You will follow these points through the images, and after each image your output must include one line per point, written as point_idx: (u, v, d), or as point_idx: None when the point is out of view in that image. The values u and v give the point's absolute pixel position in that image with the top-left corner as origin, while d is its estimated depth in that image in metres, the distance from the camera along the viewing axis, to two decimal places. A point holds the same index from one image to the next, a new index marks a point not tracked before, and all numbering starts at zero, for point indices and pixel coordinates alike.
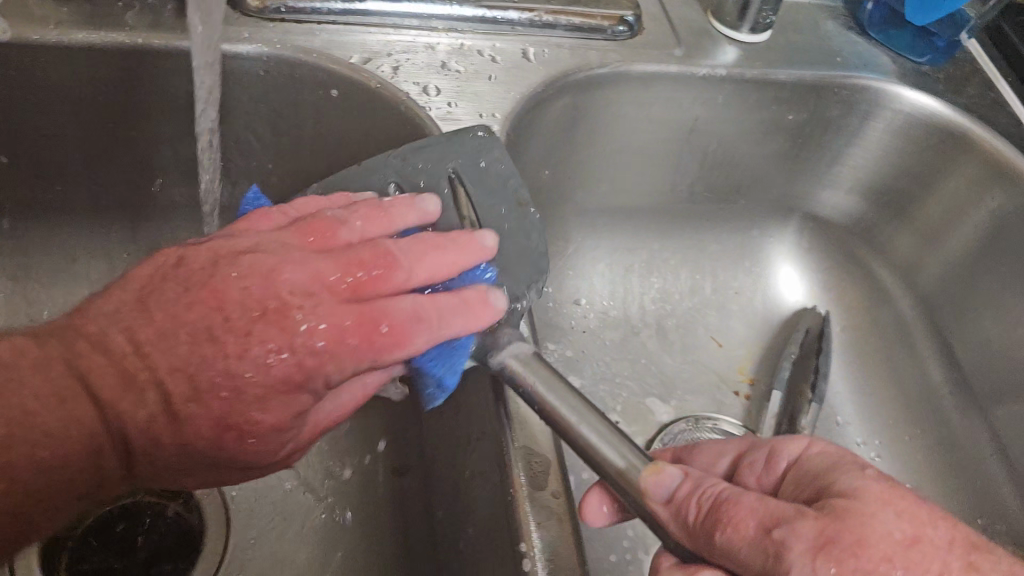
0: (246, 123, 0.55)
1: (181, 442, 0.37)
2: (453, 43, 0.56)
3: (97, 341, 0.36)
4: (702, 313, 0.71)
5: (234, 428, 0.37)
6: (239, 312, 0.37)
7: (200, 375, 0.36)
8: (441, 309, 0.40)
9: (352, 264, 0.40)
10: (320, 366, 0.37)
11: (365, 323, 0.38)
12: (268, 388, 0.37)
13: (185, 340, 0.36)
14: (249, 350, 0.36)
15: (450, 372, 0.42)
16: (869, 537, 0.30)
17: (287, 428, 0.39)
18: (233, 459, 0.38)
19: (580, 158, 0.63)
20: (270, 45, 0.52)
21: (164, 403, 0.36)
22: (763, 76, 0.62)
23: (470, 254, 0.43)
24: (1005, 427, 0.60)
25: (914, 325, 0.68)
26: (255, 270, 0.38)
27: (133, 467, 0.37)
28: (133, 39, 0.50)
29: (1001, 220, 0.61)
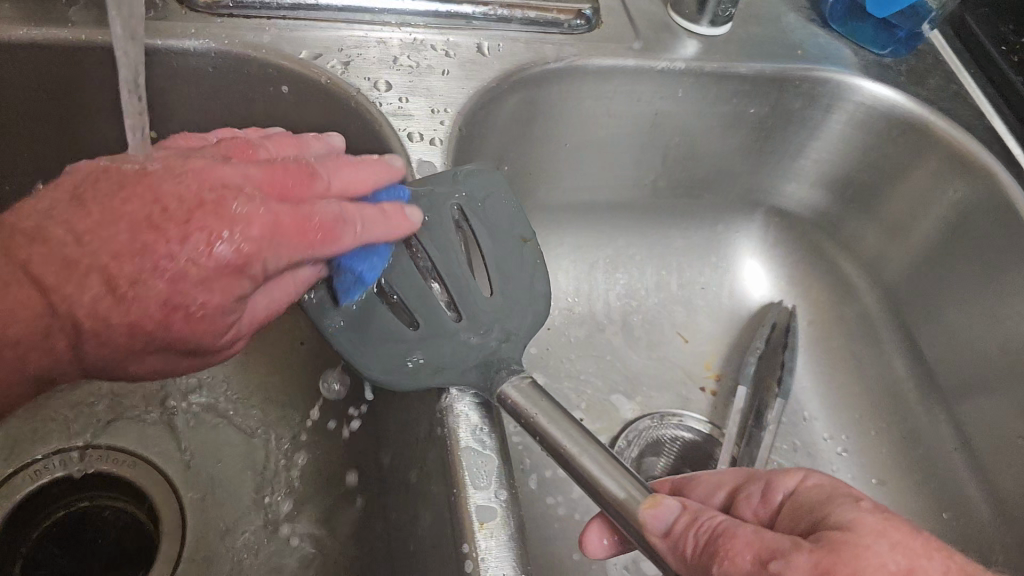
0: (198, 121, 0.55)
1: (128, 323, 0.38)
2: (407, 38, 0.56)
3: (34, 233, 0.37)
4: (668, 308, 0.71)
5: (180, 309, 0.38)
6: (178, 203, 0.38)
7: (148, 258, 0.37)
8: (359, 217, 0.41)
9: (275, 169, 0.41)
10: (255, 257, 0.38)
11: (300, 223, 0.39)
12: (206, 274, 0.38)
13: (128, 227, 0.37)
14: (189, 237, 0.37)
15: (369, 267, 0.44)
16: (864, 567, 0.30)
17: (222, 314, 0.40)
18: (182, 340, 0.40)
19: (540, 153, 0.63)
20: (217, 41, 0.51)
21: (106, 287, 0.37)
22: (723, 70, 0.61)
23: (379, 172, 0.45)
24: (969, 421, 0.60)
25: (880, 319, 0.68)
26: (191, 171, 0.39)
27: (82, 347, 0.38)
28: (76, 36, 0.49)
29: (963, 212, 0.61)
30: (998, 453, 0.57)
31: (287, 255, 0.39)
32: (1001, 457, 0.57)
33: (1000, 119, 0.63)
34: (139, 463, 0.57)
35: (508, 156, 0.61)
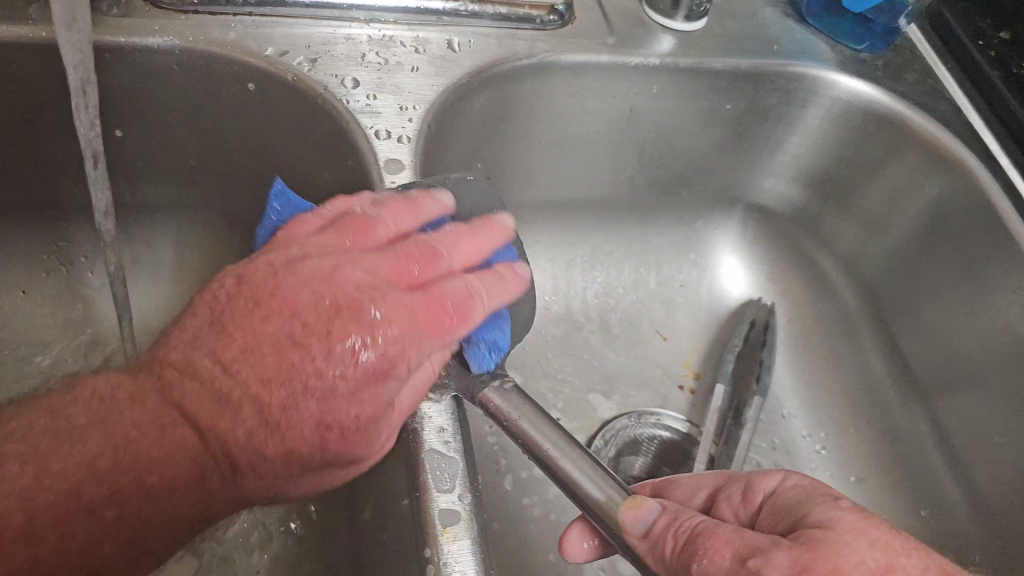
0: (164, 119, 0.54)
1: (284, 449, 0.35)
2: (376, 34, 0.55)
3: (185, 366, 0.36)
4: (646, 307, 0.70)
5: (334, 426, 0.35)
6: (319, 317, 0.36)
7: (294, 379, 0.35)
8: (485, 290, 0.41)
9: (398, 260, 0.40)
10: (405, 352, 0.36)
11: (433, 307, 0.38)
12: (357, 383, 0.35)
13: (269, 349, 0.35)
14: (332, 350, 0.35)
15: (500, 335, 0.43)
16: (843, 565, 0.30)
17: (379, 425, 0.37)
18: (333, 462, 0.36)
19: (515, 150, 0.62)
20: (181, 38, 0.50)
21: (259, 416, 0.35)
22: (698, 65, 0.61)
23: (493, 234, 0.44)
24: (946, 418, 0.60)
25: (859, 316, 0.68)
26: (315, 272, 0.38)
27: (240, 485, 0.36)
28: (37, 34, 0.48)
29: (941, 207, 0.60)
30: (974, 449, 0.57)
31: (433, 345, 0.38)
32: (979, 453, 0.56)
33: (976, 114, 0.63)
34: None
35: (482, 154, 0.60)
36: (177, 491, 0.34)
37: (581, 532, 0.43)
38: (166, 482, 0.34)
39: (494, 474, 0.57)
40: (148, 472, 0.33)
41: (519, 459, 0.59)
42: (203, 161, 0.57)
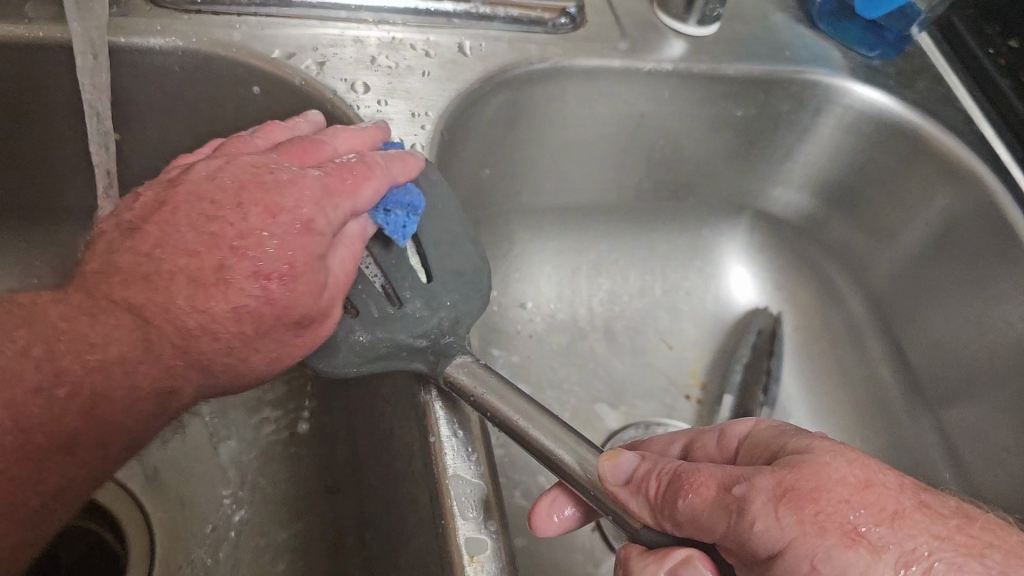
0: (164, 122, 0.52)
1: (231, 306, 0.37)
2: (385, 36, 0.53)
3: (103, 269, 0.37)
4: (652, 314, 0.69)
5: (271, 275, 0.37)
6: (231, 194, 0.37)
7: (220, 245, 0.36)
8: (379, 156, 0.41)
9: (292, 152, 0.40)
10: (314, 209, 0.37)
11: (333, 177, 0.39)
12: (284, 235, 0.37)
13: (185, 226, 0.37)
14: (247, 214, 0.37)
15: (415, 196, 0.43)
16: (826, 484, 0.30)
17: (318, 274, 0.38)
18: (289, 312, 0.38)
19: (521, 156, 0.61)
20: (184, 39, 0.48)
21: (194, 283, 0.36)
22: (712, 71, 0.59)
23: (372, 134, 0.44)
24: (954, 429, 0.59)
25: (866, 326, 0.67)
26: (213, 168, 0.39)
27: (189, 348, 0.37)
28: (32, 33, 0.46)
29: (951, 218, 0.60)
30: (984, 460, 0.56)
31: (345, 204, 0.39)
32: (985, 462, 0.56)
33: (987, 122, 0.62)
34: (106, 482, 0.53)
35: (490, 159, 0.59)
36: (125, 367, 0.36)
37: (550, 505, 0.42)
38: (114, 357, 0.36)
39: (500, 486, 0.56)
40: (88, 351, 0.36)
41: (527, 470, 0.57)
42: None
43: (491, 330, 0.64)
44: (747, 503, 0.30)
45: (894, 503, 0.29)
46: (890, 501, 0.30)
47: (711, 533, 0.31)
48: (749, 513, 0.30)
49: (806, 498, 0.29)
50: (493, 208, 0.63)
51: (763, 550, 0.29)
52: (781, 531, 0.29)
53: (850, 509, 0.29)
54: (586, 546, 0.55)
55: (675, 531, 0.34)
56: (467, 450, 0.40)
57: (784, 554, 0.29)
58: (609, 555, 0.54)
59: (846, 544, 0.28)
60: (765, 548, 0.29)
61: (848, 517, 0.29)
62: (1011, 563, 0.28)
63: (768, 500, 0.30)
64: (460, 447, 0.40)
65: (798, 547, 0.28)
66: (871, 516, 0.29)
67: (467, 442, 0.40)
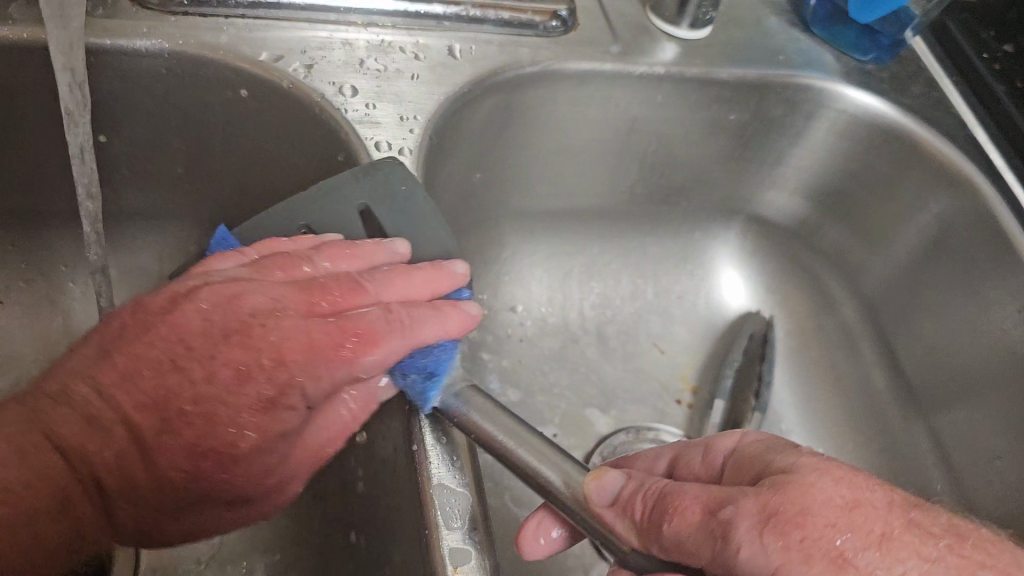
0: (150, 124, 0.52)
1: (153, 474, 0.36)
2: (374, 39, 0.53)
3: (60, 395, 0.35)
4: (644, 318, 0.68)
5: (205, 453, 0.36)
6: (207, 338, 0.37)
7: (170, 407, 0.36)
8: (409, 317, 0.40)
9: (318, 294, 0.39)
10: (282, 386, 0.37)
11: (337, 334, 0.38)
12: (249, 411, 0.36)
13: (151, 369, 0.36)
14: (214, 373, 0.36)
15: (437, 361, 0.41)
16: (813, 507, 0.29)
17: (270, 450, 0.38)
18: (211, 489, 0.37)
19: (512, 159, 0.60)
20: (172, 41, 0.48)
21: (133, 441, 0.35)
22: (704, 75, 0.59)
23: (441, 279, 0.43)
24: (946, 435, 0.59)
25: (859, 331, 0.67)
26: (212, 301, 0.38)
27: (105, 502, 0.35)
28: (17, 35, 0.45)
29: (943, 224, 0.60)
30: (976, 467, 0.56)
31: (336, 370, 0.38)
32: (978, 470, 0.56)
33: (981, 129, 0.62)
34: None
35: (480, 162, 0.59)
36: (43, 517, 0.33)
37: (536, 527, 0.42)
38: (30, 506, 0.32)
39: (489, 491, 0.55)
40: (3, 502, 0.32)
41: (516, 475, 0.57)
42: (191, 167, 0.54)
43: (481, 334, 0.63)
44: (732, 529, 0.30)
45: (882, 525, 0.29)
46: (878, 524, 0.29)
47: (699, 558, 0.31)
48: (735, 540, 0.30)
49: (791, 523, 0.29)
50: (485, 211, 0.63)
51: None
52: (767, 557, 0.28)
53: (837, 533, 0.28)
54: (575, 552, 0.54)
55: (664, 555, 0.34)
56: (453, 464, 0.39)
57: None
58: (598, 560, 0.54)
59: (833, 571, 0.27)
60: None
61: (835, 542, 0.28)
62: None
63: (754, 524, 0.29)
64: (446, 460, 0.40)
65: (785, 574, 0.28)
66: (858, 540, 0.28)
67: (453, 455, 0.40)
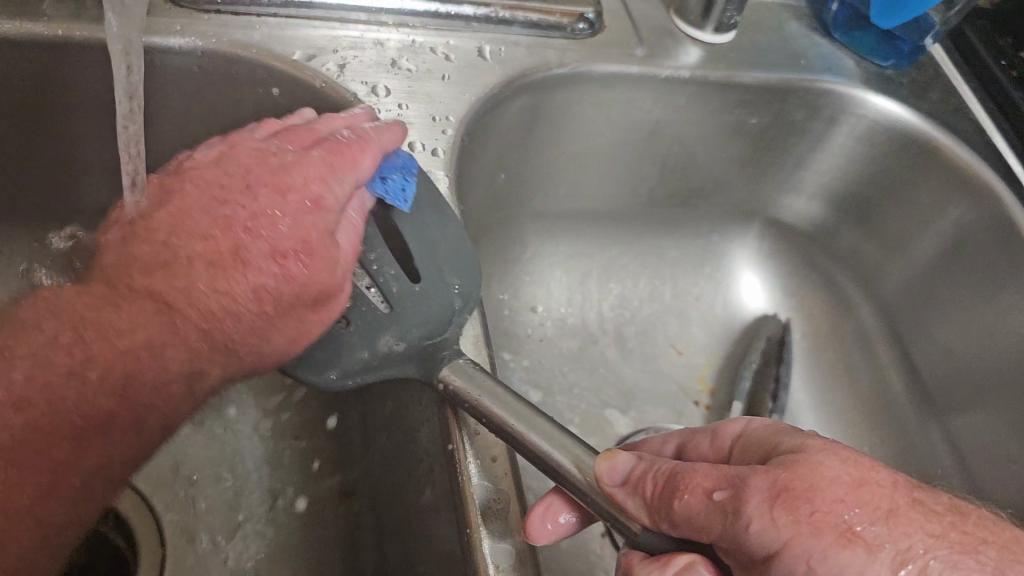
0: (180, 121, 0.52)
1: (250, 287, 0.38)
2: (405, 39, 0.53)
3: (127, 260, 0.38)
4: (662, 320, 0.68)
5: (289, 258, 0.38)
6: (238, 176, 0.41)
7: (233, 229, 0.38)
8: (375, 134, 0.43)
9: (287, 172, 0.40)
10: (320, 186, 0.40)
11: (336, 150, 0.41)
12: (293, 216, 0.39)
13: (199, 212, 0.39)
14: (258, 196, 0.39)
15: (407, 158, 0.45)
16: (820, 484, 0.30)
17: (335, 250, 0.40)
18: (306, 296, 0.39)
19: (537, 160, 0.61)
20: (204, 39, 0.48)
21: (215, 263, 0.38)
22: (727, 78, 0.59)
23: (373, 120, 0.44)
24: (965, 438, 0.59)
25: (877, 336, 0.67)
26: (215, 159, 0.42)
27: (212, 331, 0.38)
28: (52, 31, 0.45)
29: (964, 230, 0.60)
30: (995, 471, 0.56)
31: (348, 180, 0.41)
32: (994, 472, 0.56)
33: (999, 135, 0.62)
34: None
35: (505, 163, 0.59)
36: (156, 349, 0.37)
37: (546, 512, 0.39)
38: (142, 341, 0.36)
39: None
40: (117, 341, 0.36)
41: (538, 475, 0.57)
42: None
43: (501, 334, 0.63)
44: (741, 504, 0.31)
45: (890, 502, 0.30)
46: (884, 500, 0.30)
47: (707, 534, 0.32)
48: (745, 515, 0.30)
49: (802, 497, 0.30)
50: (508, 211, 0.63)
51: (761, 551, 0.30)
52: (777, 531, 0.29)
53: (846, 509, 0.29)
54: (598, 552, 0.54)
55: (672, 534, 0.34)
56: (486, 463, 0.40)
57: (782, 554, 0.29)
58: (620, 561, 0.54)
59: (842, 544, 0.29)
60: (763, 549, 0.30)
61: (844, 516, 0.29)
62: (1007, 560, 0.29)
63: (765, 499, 0.30)
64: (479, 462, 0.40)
65: (796, 547, 0.29)
66: (866, 515, 0.29)
67: (484, 454, 0.40)
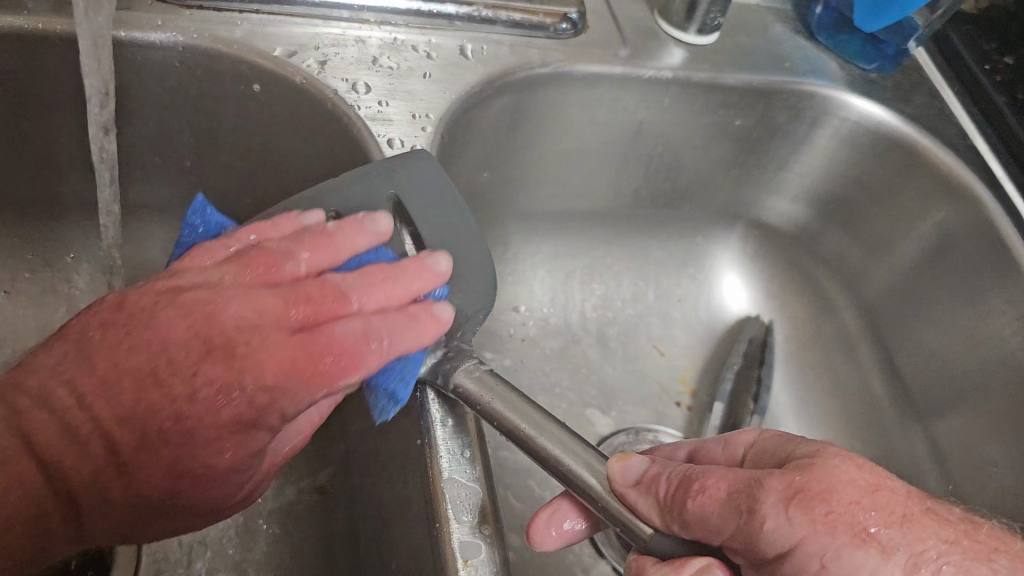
0: (162, 116, 0.52)
1: (134, 493, 0.35)
2: (387, 37, 0.53)
3: (39, 396, 0.34)
4: (644, 320, 0.69)
5: (185, 476, 0.36)
6: (188, 350, 0.36)
7: (151, 429, 0.35)
8: (387, 334, 0.39)
9: (236, 360, 0.36)
10: (281, 397, 0.37)
11: (313, 356, 0.37)
12: (223, 433, 0.36)
13: (129, 382, 0.35)
14: (196, 390, 0.36)
15: (404, 388, 0.41)
16: (837, 486, 0.31)
17: (235, 479, 0.38)
18: (183, 505, 0.37)
19: (520, 159, 0.61)
20: (185, 34, 0.48)
21: (110, 451, 0.35)
22: (710, 80, 0.60)
23: (417, 279, 0.42)
24: (944, 441, 0.59)
25: (858, 336, 0.67)
26: (191, 318, 0.37)
27: (83, 518, 0.35)
28: (33, 24, 0.46)
29: (944, 232, 0.60)
30: (974, 474, 0.57)
31: (317, 393, 0.37)
32: (972, 474, 0.57)
33: (982, 139, 0.62)
34: None
35: (489, 162, 0.59)
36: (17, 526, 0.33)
37: (551, 517, 0.42)
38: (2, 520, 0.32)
39: None
40: None
41: (518, 474, 0.57)
42: (200, 162, 0.55)
43: (484, 333, 0.64)
44: (757, 502, 0.32)
45: (904, 508, 0.31)
46: (900, 506, 0.31)
47: (721, 533, 0.33)
48: (760, 513, 0.31)
49: (816, 498, 0.31)
50: (492, 210, 0.63)
51: (773, 548, 0.31)
52: (792, 529, 0.30)
53: (863, 512, 0.31)
54: (576, 551, 0.55)
55: (685, 535, 0.35)
56: (461, 451, 0.40)
57: (795, 550, 0.30)
58: (599, 560, 0.54)
59: (857, 544, 0.30)
60: (775, 546, 0.31)
61: (860, 518, 0.30)
62: (1018, 568, 0.31)
63: (781, 499, 0.31)
64: (454, 450, 0.40)
65: (809, 544, 0.30)
66: (881, 518, 0.31)
67: (460, 440, 0.41)
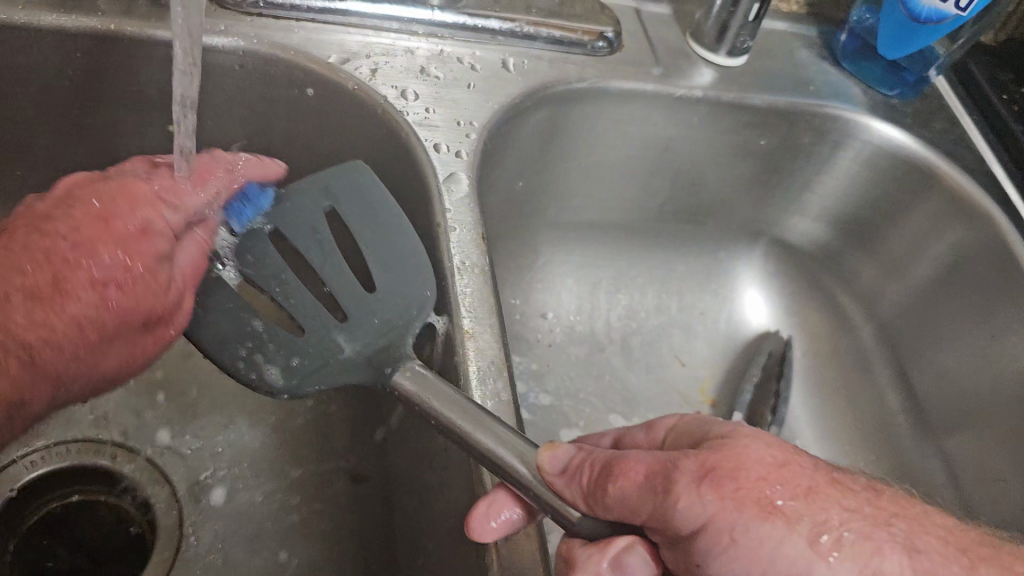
0: (217, 117, 0.55)
1: (60, 316, 0.40)
2: (433, 49, 0.56)
3: None
4: (667, 331, 0.70)
5: (109, 288, 0.42)
6: (57, 208, 0.43)
7: (53, 260, 0.41)
8: (239, 166, 0.50)
9: (103, 205, 0.44)
10: (112, 213, 0.43)
11: (124, 194, 0.44)
12: (118, 244, 0.43)
13: (27, 250, 0.40)
14: (94, 245, 0.42)
15: (258, 193, 0.49)
16: (746, 463, 0.32)
17: (158, 277, 0.44)
18: (126, 313, 0.42)
19: (553, 172, 0.63)
20: (246, 40, 0.51)
21: (31, 297, 0.39)
22: (738, 100, 0.62)
23: (257, 170, 0.51)
24: (958, 457, 0.61)
25: (874, 354, 0.69)
26: (47, 203, 0.44)
27: (35, 355, 0.39)
28: (104, 25, 0.49)
29: (960, 255, 0.62)
30: (986, 490, 0.58)
31: (154, 210, 0.45)
32: (985, 490, 0.58)
33: (999, 165, 0.65)
34: (138, 463, 0.55)
35: (524, 172, 0.62)
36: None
37: (488, 509, 0.37)
38: None
39: None
40: None
41: None
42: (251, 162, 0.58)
43: (512, 337, 0.65)
44: (671, 483, 0.32)
45: (809, 480, 0.32)
46: (806, 480, 0.32)
47: (640, 514, 0.34)
48: (675, 492, 0.32)
49: (726, 476, 0.32)
50: (524, 220, 0.66)
51: (684, 525, 0.32)
52: (703, 506, 0.31)
53: (769, 486, 0.32)
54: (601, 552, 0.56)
55: (608, 518, 0.35)
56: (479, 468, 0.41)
57: (708, 525, 0.31)
58: None
59: (763, 516, 0.31)
60: (688, 523, 0.32)
61: (766, 492, 0.31)
62: (914, 532, 0.31)
63: (694, 479, 0.32)
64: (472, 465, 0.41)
65: (719, 519, 0.31)
66: (786, 490, 0.32)
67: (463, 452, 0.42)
